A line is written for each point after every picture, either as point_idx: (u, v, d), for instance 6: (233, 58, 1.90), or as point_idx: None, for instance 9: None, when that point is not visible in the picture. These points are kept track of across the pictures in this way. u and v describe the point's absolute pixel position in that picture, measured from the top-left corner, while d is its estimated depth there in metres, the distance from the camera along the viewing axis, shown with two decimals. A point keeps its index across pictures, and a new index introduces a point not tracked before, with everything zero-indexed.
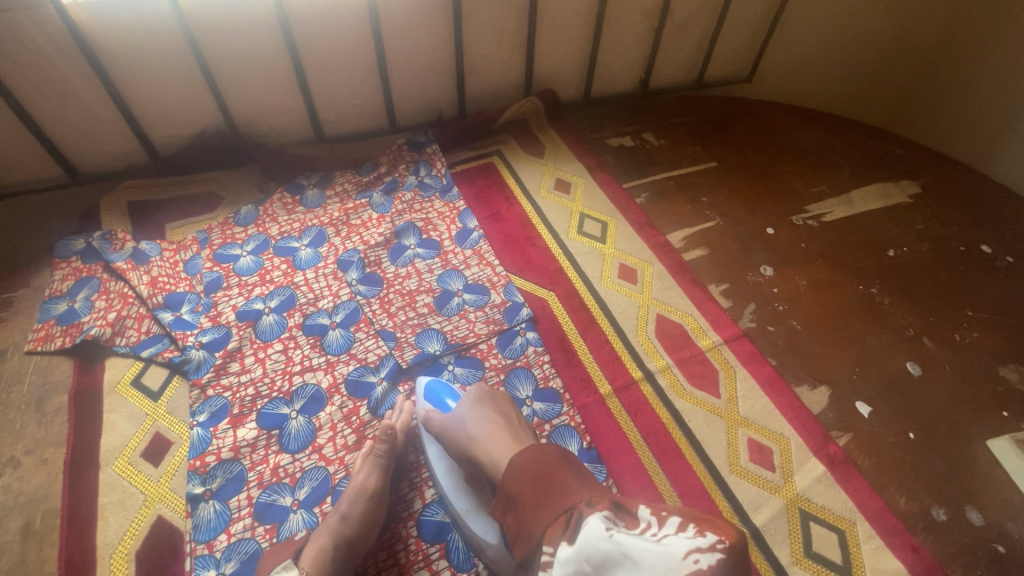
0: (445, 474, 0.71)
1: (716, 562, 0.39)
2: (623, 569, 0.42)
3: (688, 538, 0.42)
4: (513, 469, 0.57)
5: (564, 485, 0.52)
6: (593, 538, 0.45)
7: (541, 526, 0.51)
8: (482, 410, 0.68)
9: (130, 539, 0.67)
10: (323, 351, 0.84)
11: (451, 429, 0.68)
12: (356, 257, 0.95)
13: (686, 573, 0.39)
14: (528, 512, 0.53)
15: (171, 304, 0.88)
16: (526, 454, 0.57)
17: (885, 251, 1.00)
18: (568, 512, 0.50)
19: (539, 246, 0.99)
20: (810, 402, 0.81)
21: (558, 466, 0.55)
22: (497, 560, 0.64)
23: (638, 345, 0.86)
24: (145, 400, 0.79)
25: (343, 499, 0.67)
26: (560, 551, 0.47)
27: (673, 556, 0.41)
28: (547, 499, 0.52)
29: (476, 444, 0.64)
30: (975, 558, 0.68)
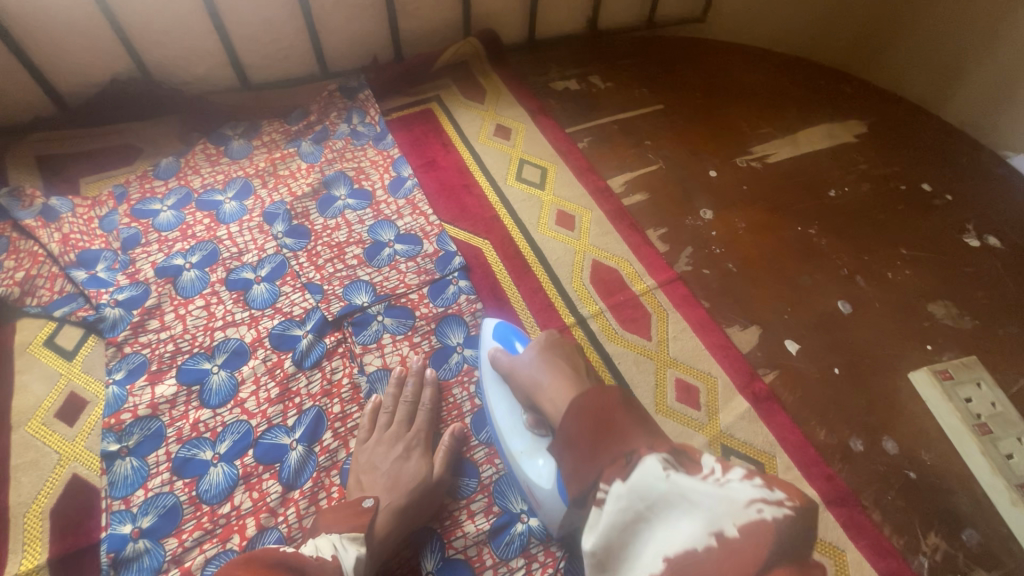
0: (505, 413, 0.68)
1: (780, 515, 0.42)
2: (677, 509, 0.45)
3: (752, 488, 0.43)
4: (573, 409, 0.57)
5: (623, 429, 0.52)
6: (651, 478, 0.46)
7: (602, 465, 0.51)
8: (550, 360, 0.67)
9: (43, 499, 0.66)
10: (246, 306, 0.81)
11: (516, 374, 0.68)
12: (282, 209, 0.92)
13: (745, 520, 0.42)
14: (585, 455, 0.53)
15: (85, 263, 0.84)
16: (589, 395, 0.57)
17: (826, 192, 1.00)
18: (627, 455, 0.50)
19: (476, 194, 0.96)
20: (739, 342, 0.81)
21: (617, 410, 0.54)
22: (545, 504, 0.62)
23: (572, 290, 0.85)
24: (58, 360, 0.76)
25: (402, 480, 0.65)
26: (614, 487, 0.48)
27: (734, 502, 0.43)
28: (606, 441, 0.52)
29: (540, 389, 0.64)
30: (887, 484, 0.70)
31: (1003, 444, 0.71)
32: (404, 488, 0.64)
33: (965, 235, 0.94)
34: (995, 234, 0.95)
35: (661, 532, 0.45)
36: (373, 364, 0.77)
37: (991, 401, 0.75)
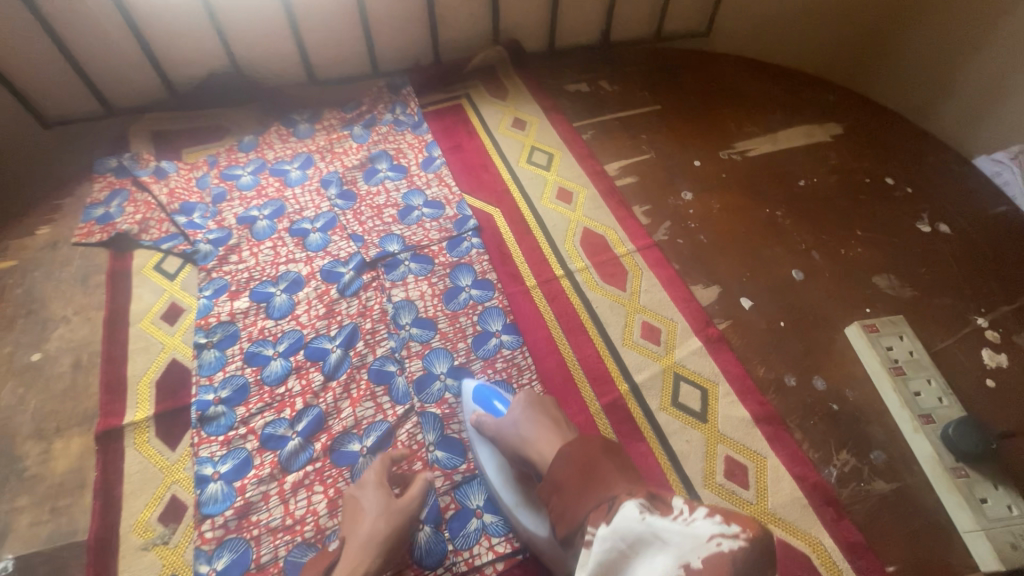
0: (496, 470, 0.76)
1: (737, 547, 0.43)
2: (653, 549, 0.47)
3: (714, 523, 0.45)
4: (559, 457, 0.62)
5: (606, 477, 0.57)
6: (629, 521, 0.49)
7: (587, 509, 0.55)
8: (530, 411, 0.72)
9: (152, 372, 0.88)
10: (304, 248, 1.03)
11: (501, 433, 0.73)
12: (336, 177, 1.14)
13: (710, 553, 0.43)
14: (571, 500, 0.58)
15: (184, 211, 1.08)
16: (573, 443, 0.62)
17: (796, 181, 1.14)
18: (609, 500, 0.54)
19: (492, 172, 1.16)
20: (700, 297, 0.97)
21: (602, 459, 0.60)
22: (545, 551, 0.70)
23: (563, 249, 1.03)
24: (164, 280, 1.00)
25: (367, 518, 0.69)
26: (598, 529, 0.51)
27: (698, 538, 0.45)
28: (592, 487, 0.57)
29: (527, 444, 0.70)
30: (812, 412, 0.84)
31: (913, 383, 0.84)
32: (368, 534, 0.67)
33: (918, 222, 1.07)
34: (946, 222, 1.07)
35: (641, 574, 0.47)
36: (398, 295, 0.97)
37: (909, 350, 0.88)
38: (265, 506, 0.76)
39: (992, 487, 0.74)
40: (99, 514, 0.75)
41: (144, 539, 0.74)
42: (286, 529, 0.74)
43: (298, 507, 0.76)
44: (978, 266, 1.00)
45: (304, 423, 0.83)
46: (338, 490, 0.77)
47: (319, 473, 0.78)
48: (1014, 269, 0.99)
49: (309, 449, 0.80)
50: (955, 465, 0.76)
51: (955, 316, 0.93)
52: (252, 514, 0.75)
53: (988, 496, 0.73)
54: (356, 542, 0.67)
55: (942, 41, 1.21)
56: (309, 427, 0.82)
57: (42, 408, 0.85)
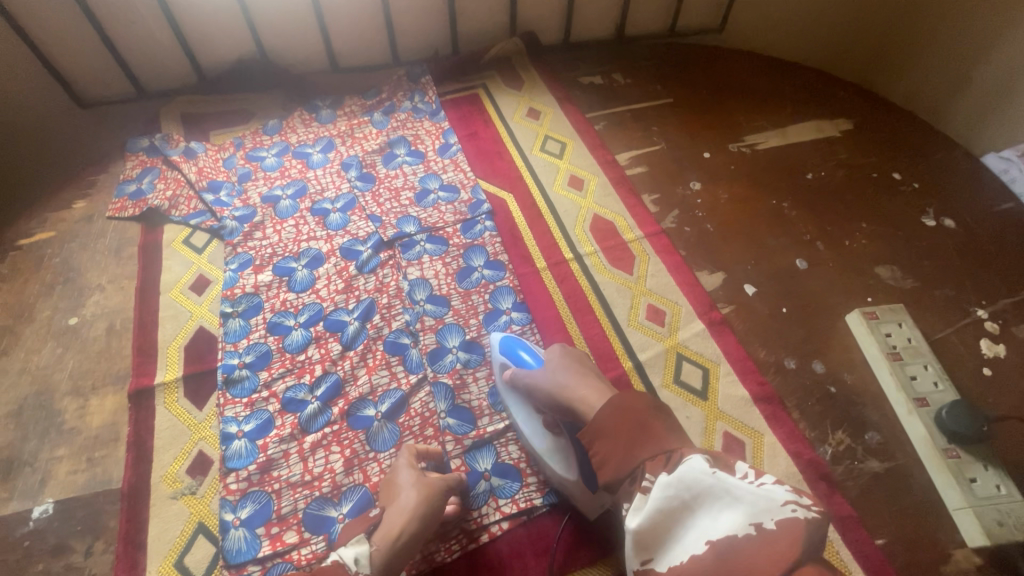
0: (526, 421, 0.78)
1: (813, 517, 0.45)
2: (720, 502, 0.49)
3: (786, 489, 0.47)
4: (607, 406, 0.61)
5: (658, 433, 0.57)
6: (697, 472, 0.51)
7: (641, 458, 0.55)
8: (565, 362, 0.75)
9: (180, 338, 0.94)
10: (325, 226, 1.08)
11: (530, 385, 0.75)
12: (356, 161, 1.19)
13: (784, 516, 0.45)
14: (620, 448, 0.58)
15: (212, 189, 1.13)
16: (622, 395, 0.61)
17: (804, 174, 1.17)
18: (667, 453, 0.55)
19: (506, 159, 1.20)
20: (705, 282, 1.00)
21: (653, 415, 0.58)
22: (576, 493, 0.73)
23: (573, 234, 1.07)
24: (192, 253, 1.05)
25: (404, 491, 0.71)
26: (660, 477, 0.53)
27: (772, 500, 0.47)
28: (643, 440, 0.57)
29: (562, 390, 0.71)
30: (810, 393, 0.87)
31: (910, 368, 0.86)
32: (404, 503, 0.69)
33: (923, 216, 1.09)
34: (952, 217, 1.09)
35: (704, 523, 0.50)
36: (413, 273, 1.01)
37: (908, 336, 0.90)
38: (285, 463, 0.80)
39: (982, 468, 0.77)
40: (132, 466, 0.80)
41: (173, 490, 0.79)
42: (304, 484, 0.79)
43: (316, 465, 0.80)
44: (981, 259, 1.02)
45: (323, 389, 0.87)
46: (354, 450, 0.82)
47: (337, 435, 0.83)
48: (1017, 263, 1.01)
49: (327, 413, 0.85)
50: (947, 446, 0.79)
51: (955, 307, 0.96)
52: (273, 470, 0.80)
53: (978, 476, 0.76)
54: (396, 510, 0.69)
55: (959, 39, 1.20)
56: (327, 392, 0.87)
57: (79, 368, 0.91)
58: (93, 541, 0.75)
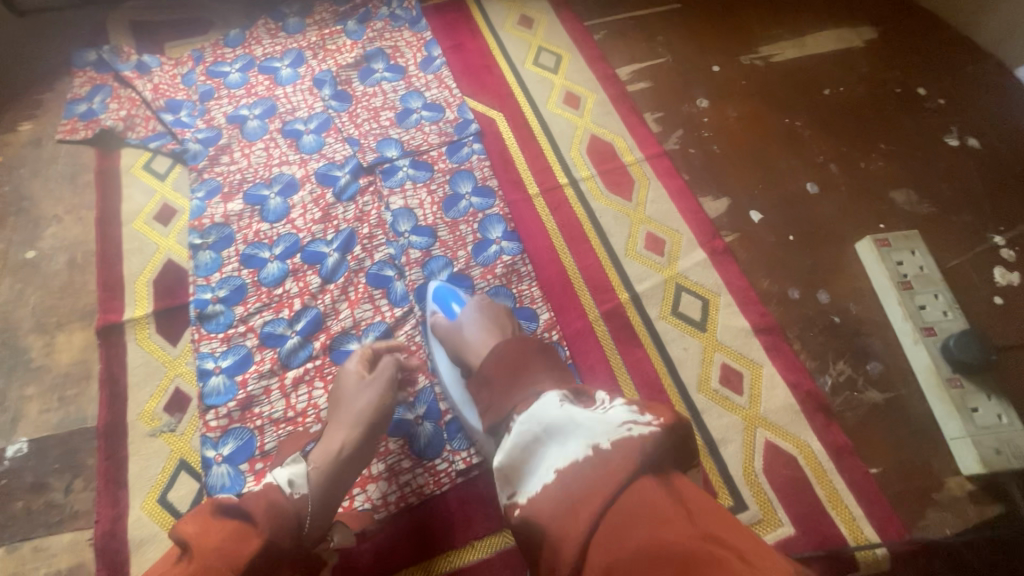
0: (447, 368, 0.75)
1: (647, 432, 0.45)
2: (566, 432, 0.48)
3: (628, 411, 0.47)
4: (494, 354, 0.58)
5: (533, 371, 0.56)
6: (547, 407, 0.50)
7: (515, 400, 0.53)
8: (479, 316, 0.68)
9: (148, 271, 0.87)
10: (298, 150, 0.99)
11: (451, 334, 0.70)
12: (330, 77, 1.07)
13: (618, 435, 0.45)
14: (499, 393, 0.56)
15: (171, 108, 1.02)
16: (510, 343, 0.58)
17: (821, 90, 1.07)
18: (535, 392, 0.53)
19: (495, 74, 1.08)
20: (709, 209, 0.93)
21: (532, 356, 0.57)
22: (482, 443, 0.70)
23: (568, 158, 0.98)
24: (154, 180, 0.96)
25: (342, 412, 0.67)
26: (518, 415, 0.52)
27: (611, 423, 0.47)
28: (517, 381, 0.55)
29: (468, 347, 0.66)
30: (813, 323, 0.83)
31: (920, 298, 0.82)
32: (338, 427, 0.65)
33: (946, 135, 1.01)
34: (976, 137, 1.01)
35: (552, 453, 0.48)
36: (396, 203, 0.93)
37: (920, 265, 0.85)
38: (266, 399, 0.77)
39: (986, 398, 0.74)
40: (106, 404, 0.77)
41: (151, 428, 0.76)
42: (288, 421, 0.76)
43: (299, 401, 0.77)
44: (1002, 183, 0.95)
45: (303, 323, 0.83)
46: None
47: (319, 370, 0.80)
48: None
49: (308, 347, 0.81)
50: (952, 376, 0.76)
51: (972, 233, 0.90)
52: (254, 407, 0.77)
53: (980, 406, 0.74)
54: (341, 424, 0.66)
55: None
56: (307, 327, 0.83)
57: (41, 304, 0.85)
58: (73, 478, 0.73)
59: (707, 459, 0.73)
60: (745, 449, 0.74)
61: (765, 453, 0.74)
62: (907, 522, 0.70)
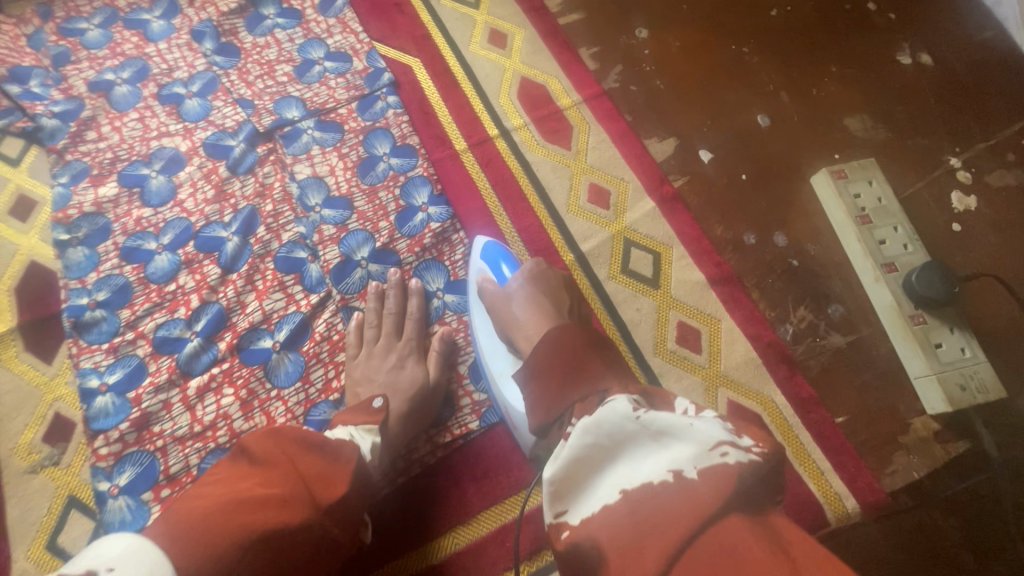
0: (487, 336, 0.67)
1: (747, 460, 0.34)
2: (643, 450, 0.38)
3: (723, 428, 0.36)
4: (546, 342, 0.51)
5: (595, 371, 0.46)
6: (618, 415, 0.40)
7: (571, 400, 0.44)
8: (530, 290, 0.61)
9: (8, 279, 0.73)
10: (179, 118, 0.84)
11: (498, 306, 0.63)
12: (210, 27, 0.90)
13: (709, 462, 0.34)
14: (551, 387, 0.47)
15: (17, 78, 0.85)
16: (567, 330, 0.50)
17: (768, 11, 0.97)
18: (598, 394, 0.44)
19: (408, 13, 0.93)
20: (655, 152, 0.85)
21: (589, 353, 0.48)
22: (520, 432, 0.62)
23: (497, 104, 0.87)
24: (5, 167, 0.80)
25: (404, 377, 0.66)
26: (581, 421, 0.41)
27: (702, 443, 0.35)
28: (576, 379, 0.46)
29: (517, 327, 0.59)
30: (771, 269, 0.77)
31: (879, 232, 0.76)
32: (409, 394, 0.65)
33: (899, 53, 0.94)
34: (929, 53, 0.94)
35: (621, 470, 0.38)
36: (303, 172, 0.80)
37: (878, 196, 0.79)
38: (168, 415, 0.66)
39: (949, 331, 0.70)
40: None
41: (29, 463, 0.64)
42: (195, 437, 0.66)
43: (207, 413, 0.67)
44: (955, 100, 0.90)
45: (203, 322, 0.71)
46: (251, 390, 0.68)
47: (228, 375, 0.69)
48: (991, 101, 0.90)
49: (212, 350, 0.70)
50: (914, 312, 0.71)
51: (928, 158, 0.85)
52: (153, 425, 0.66)
53: (944, 341, 0.70)
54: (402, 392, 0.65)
55: None
56: (209, 326, 0.71)
57: None
58: None
59: None
60: (706, 411, 0.69)
61: (727, 413, 0.69)
62: (875, 469, 0.67)
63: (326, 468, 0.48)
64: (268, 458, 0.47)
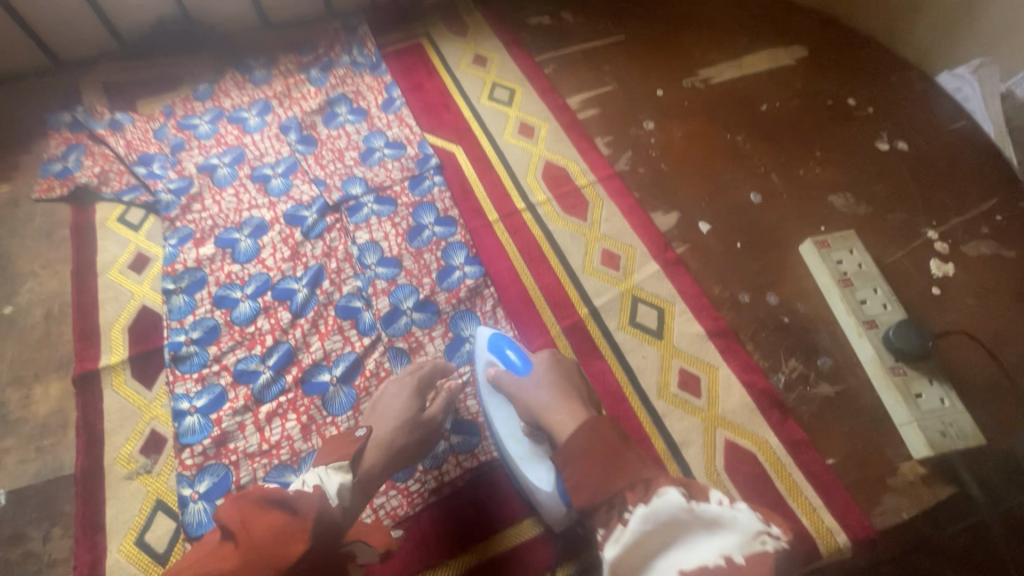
0: (504, 423, 0.75)
1: (780, 548, 0.46)
2: (697, 536, 0.48)
3: (761, 520, 0.48)
4: (584, 433, 0.59)
5: (633, 462, 0.55)
6: (673, 506, 0.50)
7: (619, 487, 0.53)
8: (550, 381, 0.69)
9: (123, 319, 0.90)
10: (266, 193, 1.03)
11: (521, 393, 0.71)
12: (295, 123, 1.12)
13: (754, 550, 0.46)
14: (595, 475, 0.55)
15: (144, 162, 1.07)
16: (601, 427, 0.59)
17: (759, 106, 1.13)
18: (645, 482, 0.52)
19: (453, 111, 1.14)
20: (660, 223, 0.98)
21: (625, 447, 0.57)
22: (546, 504, 0.70)
23: (525, 183, 1.04)
24: (128, 231, 1.00)
25: (396, 415, 0.72)
26: (637, 509, 0.50)
27: (746, 533, 0.47)
28: (617, 467, 0.54)
29: (546, 410, 0.66)
30: (764, 325, 0.87)
31: (860, 293, 0.86)
32: (392, 431, 0.70)
33: (877, 140, 1.08)
34: (905, 139, 1.07)
35: (678, 552, 0.48)
36: (362, 237, 0.97)
37: (858, 262, 0.90)
38: (241, 434, 0.79)
39: (928, 383, 0.78)
40: (83, 451, 0.79)
41: (128, 470, 0.77)
42: (263, 454, 0.78)
43: (273, 434, 0.79)
44: (931, 180, 1.02)
45: (275, 358, 0.85)
46: (310, 416, 0.81)
47: (292, 403, 0.82)
48: (964, 181, 1.01)
49: (281, 381, 0.83)
50: (895, 365, 0.80)
51: (907, 230, 0.96)
52: (229, 443, 0.78)
53: (924, 391, 0.77)
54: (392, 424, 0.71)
55: None
56: (279, 361, 0.85)
57: (19, 357, 0.88)
58: (50, 527, 0.74)
59: (670, 461, 0.76)
60: (706, 449, 0.77)
61: (725, 452, 0.77)
62: (865, 509, 0.73)
63: (288, 524, 0.51)
64: (230, 525, 0.51)
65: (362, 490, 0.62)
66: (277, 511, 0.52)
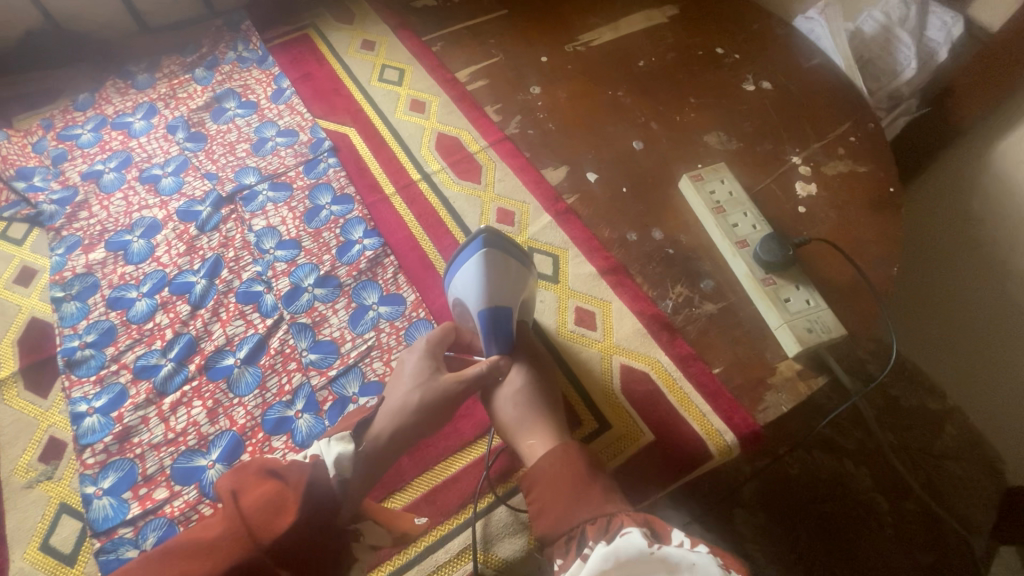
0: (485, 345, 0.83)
1: None
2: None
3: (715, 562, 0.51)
4: (550, 457, 0.66)
5: (596, 495, 0.61)
6: (634, 546, 0.54)
7: (582, 518, 0.60)
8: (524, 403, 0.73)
9: (12, 333, 0.87)
10: (157, 193, 1.02)
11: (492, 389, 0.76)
12: (182, 122, 1.11)
13: None
14: (561, 506, 0.62)
15: (22, 176, 1.03)
16: (564, 457, 0.65)
17: (636, 62, 1.19)
18: (607, 518, 0.59)
19: (344, 95, 1.15)
20: (551, 178, 1.03)
21: (591, 480, 0.63)
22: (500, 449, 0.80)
23: (419, 155, 1.06)
24: (11, 246, 0.97)
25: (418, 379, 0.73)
26: (598, 546, 0.56)
27: None
28: (584, 498, 0.61)
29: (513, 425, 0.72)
30: (651, 258, 0.93)
31: (732, 218, 0.92)
32: (402, 395, 0.72)
33: (743, 82, 1.14)
34: (769, 79, 1.14)
35: None
36: (259, 224, 0.97)
37: (729, 190, 0.95)
38: (145, 428, 0.78)
39: (795, 288, 0.84)
40: None
41: (27, 479, 0.76)
42: (169, 442, 0.77)
43: (178, 423, 0.79)
44: (794, 113, 1.09)
45: (176, 350, 0.85)
46: (216, 400, 0.80)
47: (197, 390, 0.81)
48: (823, 110, 1.08)
49: (183, 371, 0.83)
50: (765, 277, 0.86)
51: (773, 158, 1.04)
52: (133, 437, 0.78)
53: (791, 295, 0.83)
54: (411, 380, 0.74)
55: None
56: (181, 353, 0.84)
57: None
58: None
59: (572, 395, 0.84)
60: (603, 376, 0.85)
61: (620, 375, 0.85)
62: (749, 408, 0.79)
63: (276, 496, 0.61)
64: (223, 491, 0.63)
65: (363, 468, 0.67)
66: (271, 481, 0.62)
